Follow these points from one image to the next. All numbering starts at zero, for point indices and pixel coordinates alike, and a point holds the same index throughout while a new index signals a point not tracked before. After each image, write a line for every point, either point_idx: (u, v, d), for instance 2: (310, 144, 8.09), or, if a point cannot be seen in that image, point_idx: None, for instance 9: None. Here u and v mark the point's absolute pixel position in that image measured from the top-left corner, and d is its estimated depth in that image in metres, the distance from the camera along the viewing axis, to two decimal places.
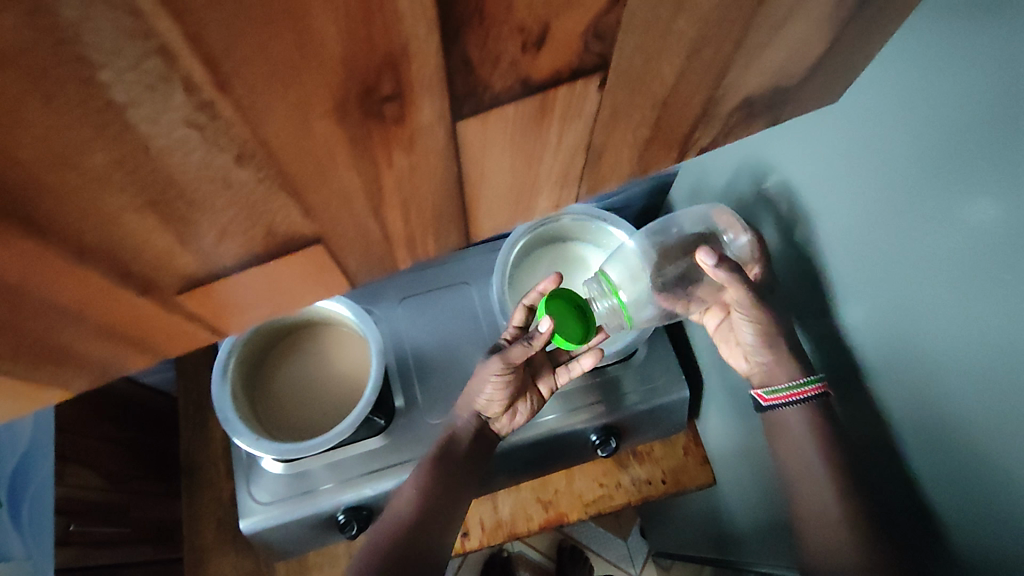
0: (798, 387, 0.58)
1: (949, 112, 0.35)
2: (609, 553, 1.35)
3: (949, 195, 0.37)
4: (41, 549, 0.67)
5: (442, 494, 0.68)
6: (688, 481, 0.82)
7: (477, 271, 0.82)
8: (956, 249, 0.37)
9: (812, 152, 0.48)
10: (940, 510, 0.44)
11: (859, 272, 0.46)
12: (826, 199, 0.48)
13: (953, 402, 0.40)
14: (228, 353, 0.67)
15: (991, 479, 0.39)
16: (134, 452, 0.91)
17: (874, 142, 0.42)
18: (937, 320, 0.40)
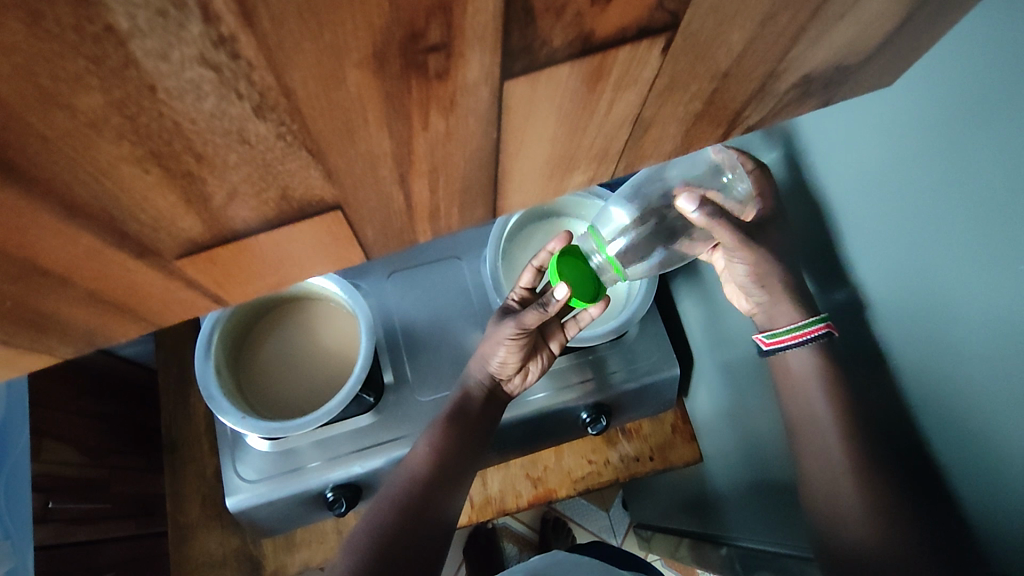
0: (804, 327, 0.56)
1: (982, 79, 0.35)
2: (591, 524, 1.37)
3: (979, 164, 0.36)
4: (22, 527, 0.65)
5: (452, 464, 0.67)
6: (675, 458, 0.83)
7: (467, 245, 0.80)
8: (986, 219, 0.37)
9: (830, 120, 0.48)
10: (952, 481, 0.44)
11: (882, 246, 0.46)
12: (845, 169, 0.48)
13: (973, 373, 0.40)
14: (211, 328, 0.65)
15: (1008, 449, 0.39)
16: (112, 426, 0.89)
17: (902, 117, 0.41)
18: (962, 291, 0.40)
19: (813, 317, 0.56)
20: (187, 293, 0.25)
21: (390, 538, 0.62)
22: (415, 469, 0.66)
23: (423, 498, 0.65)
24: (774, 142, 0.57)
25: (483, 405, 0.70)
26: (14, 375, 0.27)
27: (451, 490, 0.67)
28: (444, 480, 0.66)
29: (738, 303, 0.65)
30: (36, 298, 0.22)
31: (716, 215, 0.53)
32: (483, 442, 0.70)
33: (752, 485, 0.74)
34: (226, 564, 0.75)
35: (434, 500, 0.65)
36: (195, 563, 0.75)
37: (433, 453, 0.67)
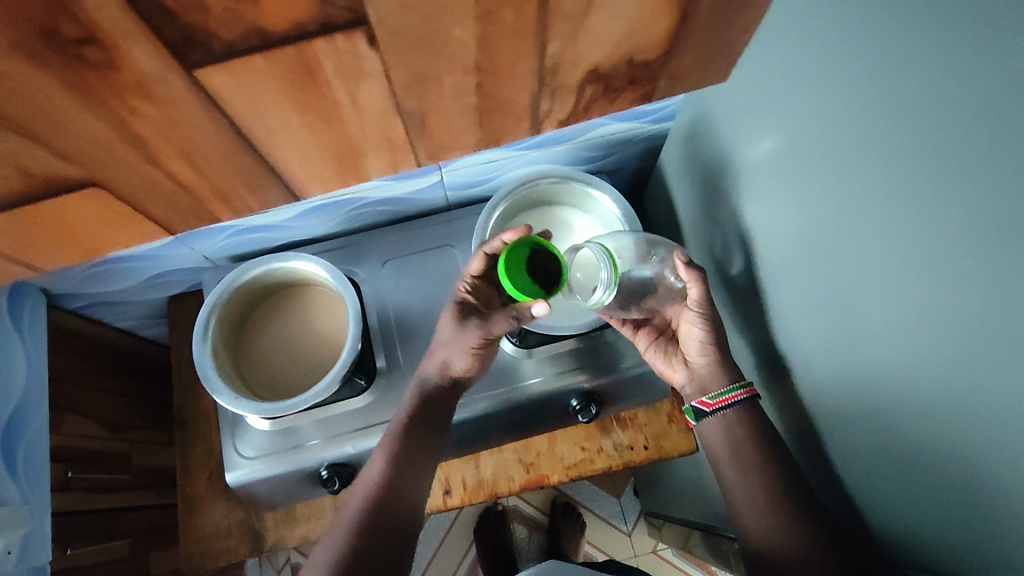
0: (723, 395, 0.63)
1: (907, 67, 0.35)
2: (602, 510, 1.38)
3: (911, 154, 0.36)
4: (36, 494, 0.69)
5: (416, 461, 0.67)
6: (670, 448, 0.82)
7: (461, 234, 0.81)
8: (920, 210, 0.36)
9: (795, 114, 0.47)
10: (905, 483, 0.44)
11: (837, 241, 0.45)
12: (804, 161, 0.47)
13: (910, 370, 0.40)
14: (208, 314, 0.67)
15: (944, 447, 0.39)
16: (132, 403, 0.94)
17: (858, 108, 0.40)
18: (899, 287, 0.39)
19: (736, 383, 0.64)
20: None
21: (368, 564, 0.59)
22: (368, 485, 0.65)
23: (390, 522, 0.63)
24: (743, 134, 0.56)
25: (444, 397, 0.70)
26: None
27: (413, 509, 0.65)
28: (397, 496, 0.64)
29: (667, 375, 0.70)
30: None
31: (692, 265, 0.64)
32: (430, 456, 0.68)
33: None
34: (231, 535, 0.79)
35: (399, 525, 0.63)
36: (201, 533, 0.79)
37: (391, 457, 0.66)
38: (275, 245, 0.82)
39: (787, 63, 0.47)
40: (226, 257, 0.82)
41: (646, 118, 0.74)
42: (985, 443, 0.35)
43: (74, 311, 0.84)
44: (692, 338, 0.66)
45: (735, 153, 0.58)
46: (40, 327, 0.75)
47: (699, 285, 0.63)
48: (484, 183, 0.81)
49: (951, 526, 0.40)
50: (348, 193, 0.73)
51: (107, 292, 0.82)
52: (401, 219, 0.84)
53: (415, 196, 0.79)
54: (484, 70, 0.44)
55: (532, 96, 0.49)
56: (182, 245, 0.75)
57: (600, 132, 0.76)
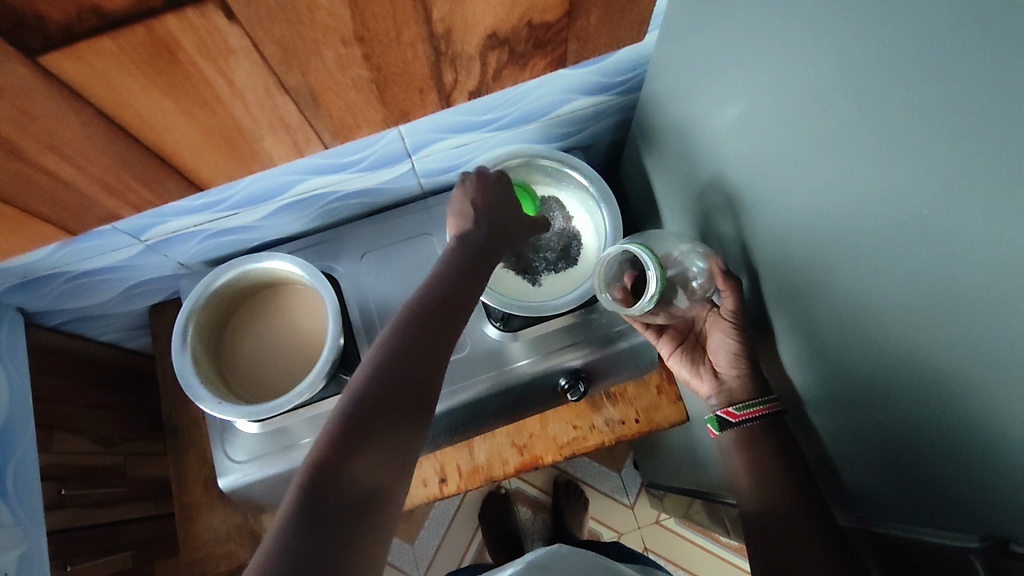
0: (750, 406, 0.59)
1: (855, 12, 0.35)
2: (604, 485, 1.39)
3: (868, 99, 0.35)
4: (29, 513, 0.69)
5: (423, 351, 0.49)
6: (661, 420, 0.83)
7: (437, 222, 0.81)
8: (882, 159, 0.35)
9: (755, 73, 0.47)
10: (888, 436, 0.43)
11: (805, 201, 0.45)
12: (768, 116, 0.47)
13: (884, 320, 0.39)
14: (185, 320, 0.66)
15: (921, 395, 0.38)
16: (122, 416, 0.94)
17: (811, 62, 0.40)
18: (869, 238, 0.38)
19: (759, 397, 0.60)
20: None
21: (344, 475, 0.42)
22: (347, 400, 0.46)
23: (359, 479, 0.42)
24: (706, 101, 0.56)
25: (469, 266, 0.57)
26: None
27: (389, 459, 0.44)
28: (382, 421, 0.45)
29: (687, 380, 0.70)
30: None
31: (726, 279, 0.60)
32: (426, 378, 0.48)
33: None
34: (230, 540, 0.78)
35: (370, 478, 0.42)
36: (201, 540, 0.79)
37: (391, 339, 0.49)
38: (249, 246, 0.81)
39: (743, 22, 0.46)
40: (201, 263, 0.81)
41: (612, 89, 0.73)
42: (956, 390, 0.35)
43: (55, 328, 0.84)
44: (723, 346, 0.62)
45: (701, 118, 0.57)
46: (19, 347, 0.75)
47: (733, 295, 0.60)
48: (456, 168, 0.81)
49: (930, 473, 0.40)
50: (318, 186, 0.72)
51: (85, 306, 0.81)
52: (376, 212, 0.84)
53: (387, 186, 0.78)
54: (365, 39, 0.48)
55: (430, 65, 0.55)
56: (154, 253, 0.75)
57: (568, 108, 0.75)
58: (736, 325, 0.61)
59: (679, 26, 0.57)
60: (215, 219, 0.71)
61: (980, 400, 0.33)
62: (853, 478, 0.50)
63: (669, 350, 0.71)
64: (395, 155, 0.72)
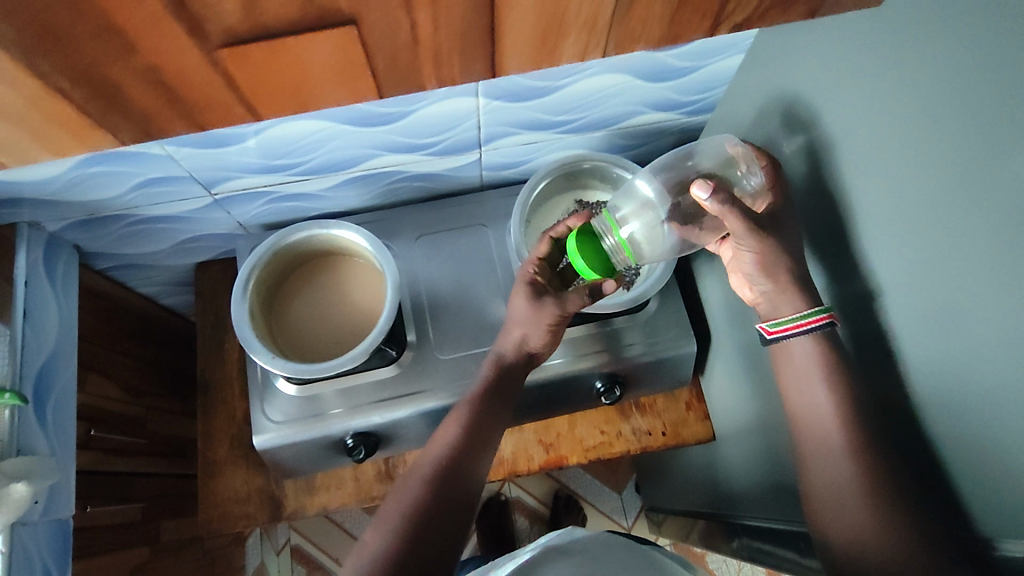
0: (803, 316, 0.55)
1: (963, 49, 0.37)
2: (603, 505, 1.39)
3: (965, 130, 0.38)
4: (63, 446, 0.69)
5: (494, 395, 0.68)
6: (687, 435, 0.84)
7: (493, 215, 0.83)
8: (977, 179, 0.37)
9: (839, 96, 0.49)
10: (946, 456, 0.44)
11: (879, 221, 0.46)
12: (847, 139, 0.49)
13: (954, 341, 0.41)
14: (250, 271, 0.68)
15: (984, 414, 0.40)
16: (149, 369, 0.94)
17: (907, 86, 0.42)
18: (951, 256, 0.40)
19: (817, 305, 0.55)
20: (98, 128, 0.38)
21: (434, 490, 0.60)
22: (428, 465, 0.63)
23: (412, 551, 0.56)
24: (785, 121, 0.58)
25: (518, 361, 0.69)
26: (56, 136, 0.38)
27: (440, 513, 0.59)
28: (468, 450, 0.64)
29: (744, 292, 0.65)
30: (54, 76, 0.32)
31: (727, 203, 0.54)
32: (472, 465, 0.63)
33: (770, 492, 0.69)
34: (250, 502, 0.79)
35: (418, 562, 0.55)
36: (220, 498, 0.79)
37: (462, 419, 0.66)
38: (307, 216, 0.83)
39: (836, 47, 0.49)
40: (258, 225, 0.82)
41: (683, 107, 0.76)
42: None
43: (102, 272, 0.84)
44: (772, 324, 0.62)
45: (778, 139, 0.60)
46: (72, 281, 0.76)
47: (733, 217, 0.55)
48: (519, 165, 0.83)
49: (979, 493, 0.42)
50: (389, 163, 0.74)
51: (137, 253, 0.82)
52: (433, 198, 0.85)
53: (451, 173, 0.80)
54: None
55: None
56: (218, 209, 0.76)
57: (637, 120, 0.78)
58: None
59: (769, 48, 0.59)
60: (286, 182, 0.73)
61: None
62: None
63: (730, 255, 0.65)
64: (468, 144, 0.74)
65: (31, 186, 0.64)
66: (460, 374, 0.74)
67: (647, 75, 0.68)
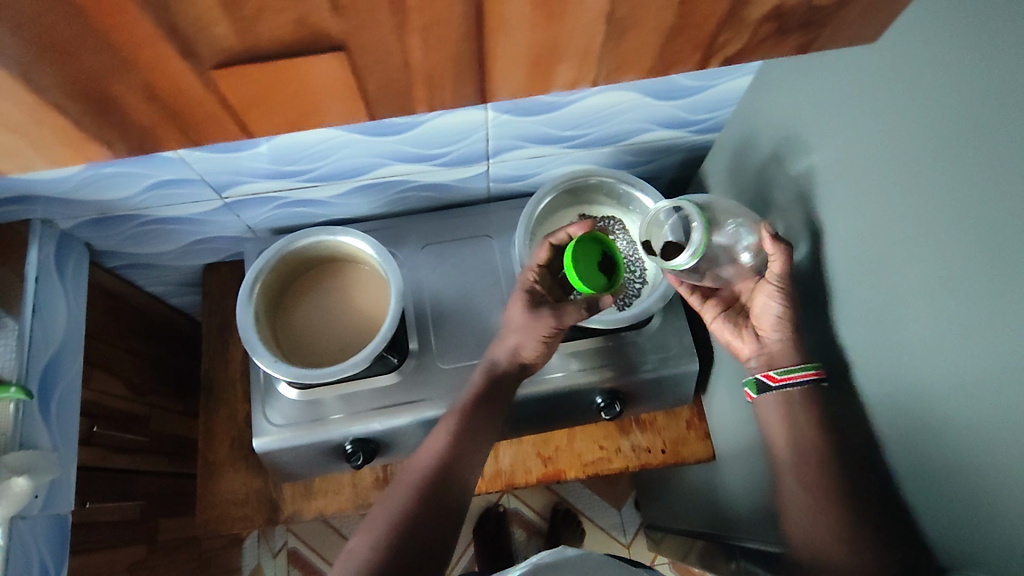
0: (792, 370, 0.56)
1: (962, 78, 0.37)
2: (602, 520, 1.38)
3: (958, 163, 0.38)
4: (64, 442, 0.70)
5: (490, 403, 0.68)
6: (687, 454, 0.83)
7: (500, 227, 0.83)
8: (964, 212, 0.38)
9: (837, 124, 0.49)
10: (928, 494, 0.44)
11: (870, 252, 0.47)
12: (842, 165, 0.49)
13: (944, 370, 0.41)
14: (255, 278, 0.69)
15: (967, 446, 0.39)
16: (154, 368, 0.95)
17: (902, 118, 0.42)
18: (938, 286, 0.40)
19: (824, 337, 0.55)
20: (99, 131, 0.38)
21: (424, 504, 0.60)
22: (421, 470, 0.63)
23: (401, 543, 0.57)
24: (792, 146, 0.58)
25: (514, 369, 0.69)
26: (52, 134, 0.38)
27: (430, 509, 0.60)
28: (460, 457, 0.64)
29: (735, 343, 0.65)
30: (55, 76, 0.33)
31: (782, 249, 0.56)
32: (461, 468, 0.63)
33: (765, 516, 0.69)
34: (248, 504, 0.79)
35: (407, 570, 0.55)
36: (219, 500, 0.79)
37: (453, 427, 0.66)
38: (316, 221, 0.84)
39: (837, 75, 0.49)
40: (266, 229, 0.83)
41: (691, 126, 0.76)
42: (1010, 442, 0.36)
43: (111, 270, 0.85)
44: (768, 312, 0.59)
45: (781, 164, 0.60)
46: (82, 280, 0.77)
47: (783, 260, 0.56)
48: (527, 178, 0.83)
49: (964, 529, 0.41)
50: (396, 173, 0.75)
51: (146, 253, 0.83)
52: (440, 208, 0.86)
53: (458, 184, 0.81)
54: None
55: None
56: (228, 212, 0.77)
57: (645, 137, 0.78)
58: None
59: (776, 72, 0.59)
60: (296, 189, 0.75)
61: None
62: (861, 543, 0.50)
63: (716, 313, 0.67)
64: (476, 156, 0.75)
65: (47, 185, 0.65)
66: (460, 384, 0.75)
67: (656, 93, 0.69)
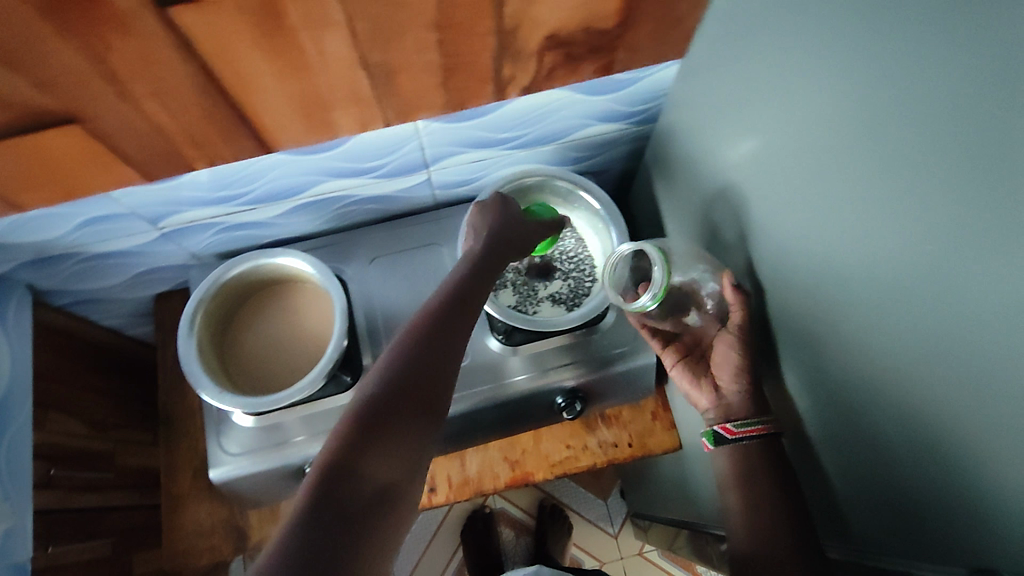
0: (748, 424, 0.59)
1: (873, 62, 0.37)
2: (589, 512, 1.38)
3: (884, 146, 0.38)
4: (16, 489, 0.69)
5: (439, 341, 0.48)
6: (654, 446, 0.83)
7: (448, 234, 0.82)
8: (894, 195, 0.37)
9: (771, 111, 0.49)
10: (897, 470, 0.44)
11: (817, 236, 0.47)
12: (781, 152, 0.49)
13: (892, 352, 0.41)
14: (194, 309, 0.68)
15: (924, 429, 0.39)
16: (116, 403, 0.94)
17: (826, 104, 0.42)
18: (879, 268, 0.40)
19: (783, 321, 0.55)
20: None
21: (362, 458, 0.41)
22: (360, 407, 0.43)
23: (347, 499, 0.39)
24: (726, 134, 0.57)
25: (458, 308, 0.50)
26: None
27: (381, 545, 0.39)
28: (400, 409, 0.43)
29: (695, 397, 0.67)
30: None
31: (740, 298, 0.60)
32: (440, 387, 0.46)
33: None
34: (215, 534, 0.79)
35: None
36: (186, 532, 0.79)
37: (392, 372, 0.45)
38: (263, 243, 0.83)
39: (762, 63, 0.48)
40: (212, 255, 0.82)
41: (629, 117, 0.76)
42: (964, 419, 0.36)
43: (60, 309, 0.84)
44: (728, 360, 0.62)
45: (718, 152, 0.60)
46: (26, 325, 0.76)
47: (740, 309, 0.59)
48: (471, 182, 0.83)
49: (933, 504, 0.41)
50: (335, 189, 0.74)
51: (92, 289, 0.82)
52: (387, 220, 0.85)
53: (402, 194, 0.80)
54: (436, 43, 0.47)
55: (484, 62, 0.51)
56: (169, 242, 0.76)
57: (585, 133, 0.78)
58: (747, 343, 0.60)
59: (702, 61, 0.59)
60: (234, 213, 0.73)
61: (980, 435, 0.35)
62: (848, 514, 0.52)
63: (672, 362, 0.69)
64: (415, 166, 0.74)
65: None
66: None
67: (586, 89, 0.68)
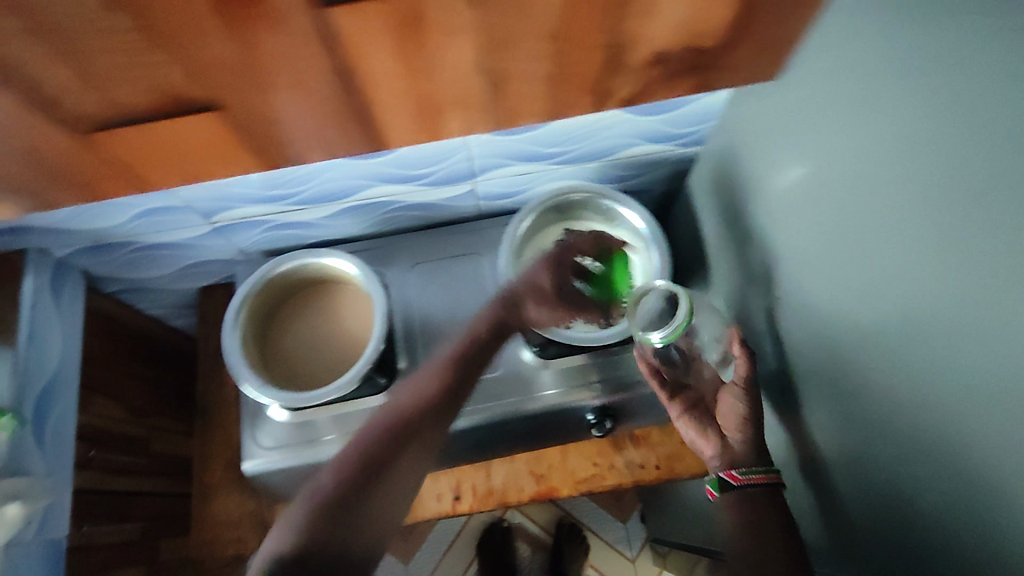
0: (754, 472, 0.60)
1: (945, 94, 0.37)
2: (607, 534, 1.37)
3: (948, 179, 0.37)
4: (59, 466, 0.71)
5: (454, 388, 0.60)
6: (682, 470, 0.82)
7: (488, 245, 0.83)
8: (955, 228, 0.37)
9: (826, 139, 0.49)
10: (937, 512, 0.42)
11: (867, 268, 0.46)
12: (835, 181, 0.49)
13: (939, 387, 0.40)
14: (240, 303, 0.70)
15: (972, 470, 0.38)
16: (156, 389, 0.97)
17: (890, 134, 0.42)
18: (933, 302, 0.40)
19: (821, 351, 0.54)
20: None
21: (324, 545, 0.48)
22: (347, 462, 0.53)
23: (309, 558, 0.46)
24: (777, 160, 0.57)
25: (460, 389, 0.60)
26: None
27: None
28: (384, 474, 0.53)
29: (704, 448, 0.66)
30: None
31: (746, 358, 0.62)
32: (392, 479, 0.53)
33: None
34: (241, 526, 0.80)
35: None
36: (213, 521, 0.80)
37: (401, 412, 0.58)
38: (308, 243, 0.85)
39: (822, 91, 0.49)
40: (259, 251, 0.85)
41: (676, 139, 0.76)
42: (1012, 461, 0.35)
43: (110, 295, 0.87)
44: (733, 411, 0.63)
45: (768, 178, 0.60)
46: (78, 308, 0.79)
47: (747, 364, 0.61)
48: (514, 195, 0.84)
49: (973, 551, 0.40)
50: (382, 194, 0.76)
51: (143, 278, 0.85)
52: (429, 227, 0.87)
53: (446, 203, 0.82)
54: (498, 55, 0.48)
55: None
56: (220, 236, 0.78)
57: (631, 152, 0.78)
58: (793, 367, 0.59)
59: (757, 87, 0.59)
60: (284, 212, 0.76)
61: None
62: (877, 551, 0.50)
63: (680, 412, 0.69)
64: (461, 175, 0.76)
65: (41, 216, 0.67)
66: None
67: (637, 109, 0.69)
